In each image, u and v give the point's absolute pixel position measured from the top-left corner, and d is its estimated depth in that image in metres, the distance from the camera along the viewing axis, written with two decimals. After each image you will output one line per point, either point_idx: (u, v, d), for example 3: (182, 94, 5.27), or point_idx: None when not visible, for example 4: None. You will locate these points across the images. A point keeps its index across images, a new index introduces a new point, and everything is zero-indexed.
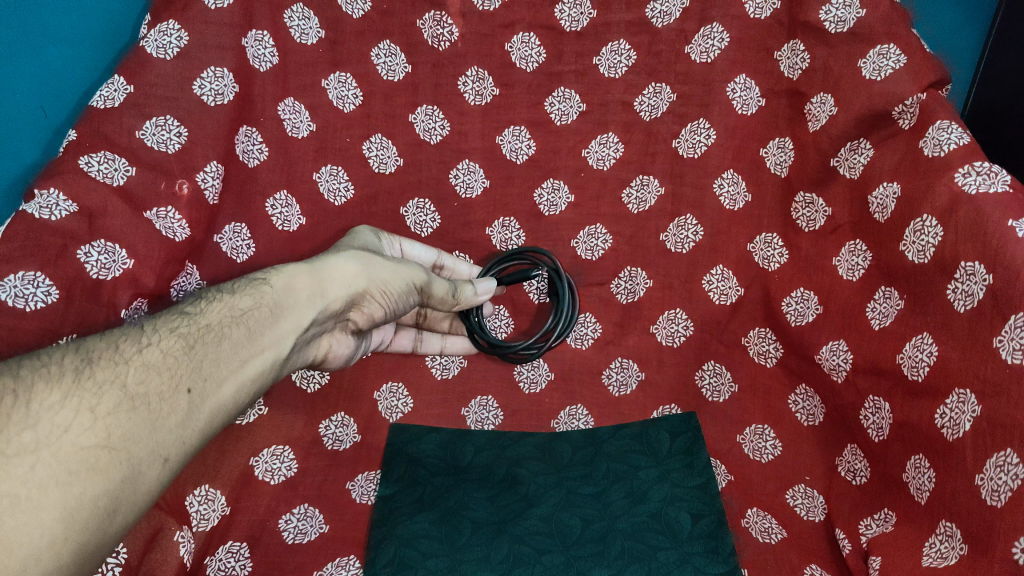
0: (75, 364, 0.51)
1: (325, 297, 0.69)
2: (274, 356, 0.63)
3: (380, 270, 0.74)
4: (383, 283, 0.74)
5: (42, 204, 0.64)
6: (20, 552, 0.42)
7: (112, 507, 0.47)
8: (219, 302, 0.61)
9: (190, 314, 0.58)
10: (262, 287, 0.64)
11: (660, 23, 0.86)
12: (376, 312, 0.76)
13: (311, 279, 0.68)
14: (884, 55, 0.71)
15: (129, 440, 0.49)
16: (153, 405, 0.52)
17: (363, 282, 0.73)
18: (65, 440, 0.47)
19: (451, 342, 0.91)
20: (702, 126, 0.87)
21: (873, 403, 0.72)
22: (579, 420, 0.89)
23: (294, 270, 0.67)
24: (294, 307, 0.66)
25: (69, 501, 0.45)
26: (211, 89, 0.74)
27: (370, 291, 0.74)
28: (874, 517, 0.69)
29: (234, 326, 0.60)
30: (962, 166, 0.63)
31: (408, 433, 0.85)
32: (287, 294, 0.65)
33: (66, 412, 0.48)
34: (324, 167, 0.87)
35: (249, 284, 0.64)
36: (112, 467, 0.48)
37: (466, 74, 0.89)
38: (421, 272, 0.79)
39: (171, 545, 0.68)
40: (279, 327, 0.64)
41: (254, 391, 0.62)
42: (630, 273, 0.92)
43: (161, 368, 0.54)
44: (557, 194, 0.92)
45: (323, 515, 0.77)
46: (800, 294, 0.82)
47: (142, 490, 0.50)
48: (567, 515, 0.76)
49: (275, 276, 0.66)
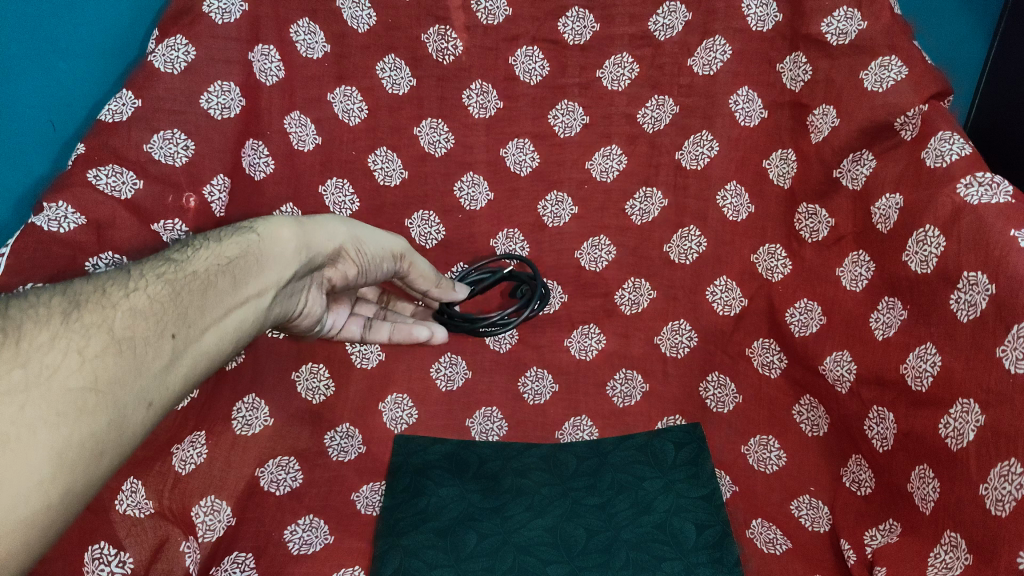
0: (63, 308, 0.50)
1: (308, 250, 0.69)
2: (258, 306, 0.63)
3: (358, 230, 0.75)
4: (360, 243, 0.75)
5: (50, 216, 0.63)
6: (10, 491, 0.41)
7: (99, 450, 0.47)
8: (206, 250, 0.61)
9: (176, 261, 0.58)
10: (249, 238, 0.64)
11: (663, 37, 0.86)
12: (349, 272, 0.76)
13: (296, 231, 0.68)
14: (886, 67, 0.71)
15: (115, 384, 0.49)
16: (139, 349, 0.51)
17: (343, 238, 0.73)
18: (54, 380, 0.46)
19: (399, 332, 0.88)
20: (705, 138, 0.88)
21: (876, 414, 0.72)
22: (583, 432, 0.88)
23: (279, 221, 0.67)
24: (278, 258, 0.65)
25: (58, 441, 0.44)
26: (219, 103, 0.75)
27: (349, 248, 0.74)
28: (879, 528, 0.69)
29: (219, 274, 0.59)
30: (964, 176, 0.64)
31: (414, 444, 0.85)
32: (272, 243, 0.65)
33: (55, 352, 0.47)
34: (330, 179, 0.88)
35: (235, 234, 0.64)
36: (100, 409, 0.47)
37: (471, 88, 0.90)
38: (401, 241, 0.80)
39: (176, 556, 0.68)
40: (264, 275, 0.63)
41: (239, 340, 0.61)
42: (633, 285, 0.94)
43: (148, 313, 0.53)
44: (560, 206, 0.94)
45: (328, 526, 0.77)
46: (803, 305, 0.82)
47: (129, 434, 0.49)
48: (571, 526, 0.76)
49: (261, 227, 0.66)
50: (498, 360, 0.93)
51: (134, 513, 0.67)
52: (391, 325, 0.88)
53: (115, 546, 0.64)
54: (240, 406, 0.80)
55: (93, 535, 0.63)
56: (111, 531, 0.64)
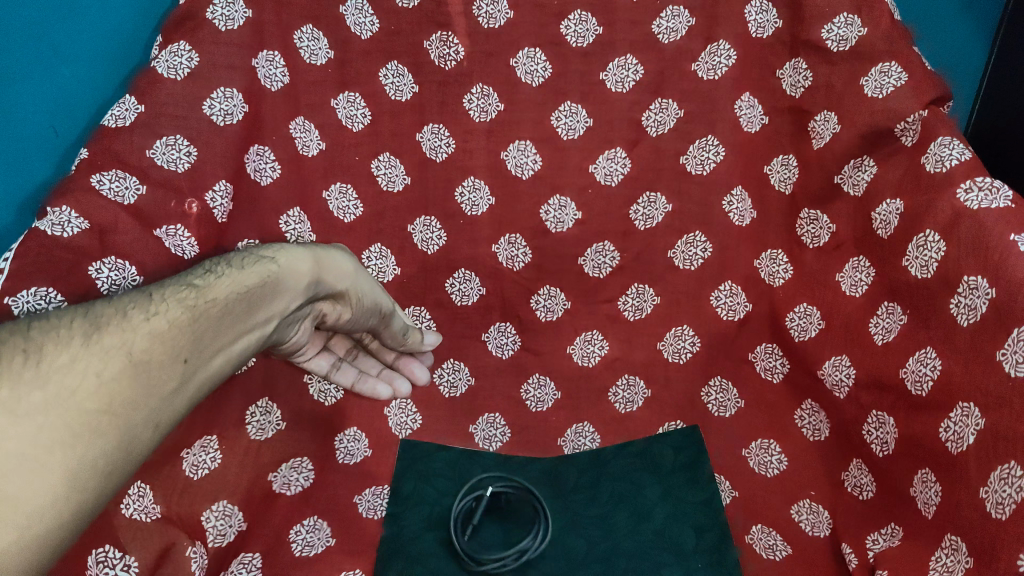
0: (84, 328, 0.50)
1: (316, 283, 0.69)
2: (257, 334, 0.63)
3: (360, 273, 0.76)
4: (363, 291, 0.75)
5: (55, 221, 0.64)
6: (25, 510, 0.42)
7: (107, 469, 0.48)
8: (227, 273, 0.60)
9: (199, 286, 0.57)
10: (270, 264, 0.63)
11: (666, 40, 0.85)
12: (344, 313, 0.76)
13: (310, 263, 0.68)
14: (886, 73, 0.71)
15: (128, 407, 0.49)
16: (153, 375, 0.51)
17: (348, 282, 0.73)
18: (71, 403, 0.46)
19: (363, 383, 0.88)
20: (711, 142, 0.88)
21: (875, 418, 0.72)
22: (585, 438, 0.88)
23: (296, 251, 0.67)
24: (288, 288, 0.65)
25: (70, 464, 0.45)
26: (222, 109, 0.75)
27: (352, 294, 0.74)
28: (881, 532, 0.69)
29: (238, 300, 0.59)
30: (964, 181, 0.64)
31: (420, 449, 0.86)
32: (288, 274, 0.65)
33: (74, 375, 0.47)
34: (333, 185, 0.89)
35: (257, 258, 0.63)
36: (111, 432, 0.48)
37: (471, 92, 0.89)
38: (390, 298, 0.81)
39: (183, 560, 0.68)
40: (270, 305, 0.63)
41: (233, 364, 0.62)
42: (637, 290, 0.94)
43: (167, 337, 0.53)
44: (563, 211, 0.94)
45: (331, 528, 0.77)
46: (802, 310, 0.83)
47: (134, 454, 0.50)
48: (573, 539, 0.77)
49: (282, 254, 0.65)
50: (501, 366, 0.94)
51: (140, 517, 0.68)
52: (358, 374, 0.88)
53: (120, 549, 0.65)
54: (254, 410, 0.82)
55: (98, 539, 0.63)
56: (115, 534, 0.65)
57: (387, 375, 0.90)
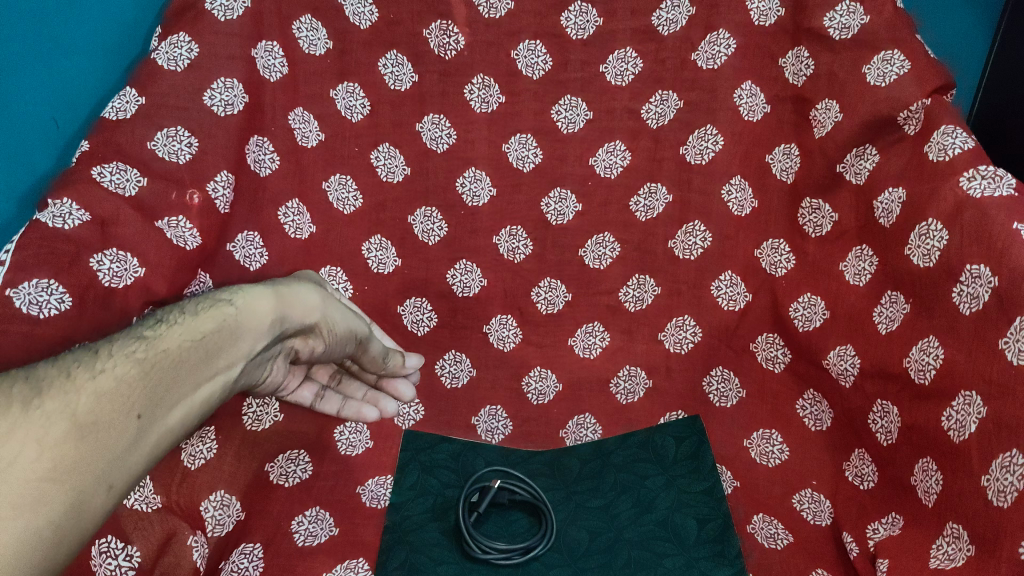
0: (22, 393, 0.47)
1: (282, 319, 0.66)
2: (224, 381, 0.60)
3: (329, 304, 0.73)
4: (333, 320, 0.73)
5: (55, 214, 0.63)
6: None
7: (56, 539, 0.44)
8: (179, 324, 0.58)
9: (148, 338, 0.54)
10: (226, 307, 0.61)
11: (666, 31, 0.85)
12: (319, 346, 0.73)
13: (271, 301, 0.65)
14: (888, 62, 0.71)
15: (75, 471, 0.46)
16: (104, 433, 0.48)
17: (318, 313, 0.71)
18: (6, 474, 0.43)
19: (349, 408, 0.86)
20: (709, 132, 0.87)
21: (880, 407, 0.72)
22: (587, 430, 0.89)
23: (255, 292, 0.64)
24: (253, 329, 0.62)
25: (10, 539, 0.42)
26: (222, 99, 0.74)
27: (323, 325, 0.72)
28: (881, 521, 0.69)
29: (194, 348, 0.57)
30: (967, 170, 0.64)
31: (422, 441, 0.87)
32: (249, 315, 0.62)
33: (8, 445, 0.44)
34: (333, 176, 0.88)
35: (212, 304, 0.61)
36: (58, 499, 0.44)
37: (473, 82, 0.89)
38: (366, 324, 0.79)
39: (183, 549, 0.68)
40: (236, 348, 0.60)
41: (203, 415, 0.58)
42: (638, 282, 0.93)
43: (114, 394, 0.50)
44: (563, 203, 0.93)
45: (333, 518, 0.77)
46: (807, 299, 0.82)
47: (86, 520, 0.47)
48: (574, 530, 0.78)
49: (238, 297, 0.63)
50: (502, 357, 0.94)
51: (141, 507, 0.68)
52: (342, 399, 0.86)
53: (121, 540, 0.65)
54: (251, 401, 0.81)
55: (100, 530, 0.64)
56: (118, 525, 0.66)
57: (372, 397, 0.88)
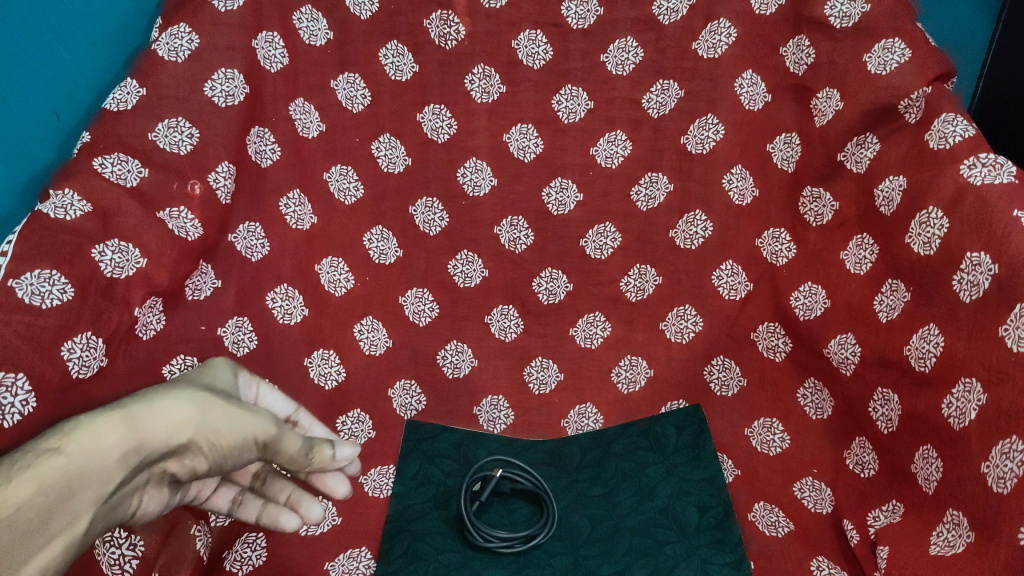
0: None
1: (135, 452, 0.53)
2: (67, 547, 0.49)
3: (206, 412, 0.59)
4: (215, 432, 0.59)
5: (57, 204, 0.63)
6: None
7: None
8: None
9: None
10: (55, 457, 0.49)
11: (667, 21, 0.85)
12: (200, 466, 0.58)
13: (121, 432, 0.53)
14: (889, 50, 0.71)
15: None
16: None
17: (189, 431, 0.57)
18: None
19: (269, 516, 0.70)
20: (710, 121, 0.87)
21: (881, 395, 0.72)
22: (588, 420, 0.92)
23: (93, 424, 0.52)
24: (98, 472, 0.51)
25: None
26: (223, 90, 0.75)
27: (200, 444, 0.58)
28: (881, 509, 0.70)
29: (10, 523, 0.46)
30: (967, 158, 0.64)
31: (425, 432, 0.88)
32: (85, 459, 0.50)
33: None
34: (333, 167, 0.88)
35: (38, 454, 0.49)
36: None
37: (473, 72, 0.89)
38: (268, 425, 0.63)
39: (187, 538, 0.67)
40: (74, 506, 0.49)
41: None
42: (639, 271, 0.94)
43: None
44: (564, 193, 0.93)
45: (335, 507, 0.78)
46: (808, 288, 0.82)
47: None
48: (576, 517, 0.78)
49: (72, 437, 0.51)
50: (504, 348, 0.95)
51: None
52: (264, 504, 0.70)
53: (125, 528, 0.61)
54: None
55: None
56: None
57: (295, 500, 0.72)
